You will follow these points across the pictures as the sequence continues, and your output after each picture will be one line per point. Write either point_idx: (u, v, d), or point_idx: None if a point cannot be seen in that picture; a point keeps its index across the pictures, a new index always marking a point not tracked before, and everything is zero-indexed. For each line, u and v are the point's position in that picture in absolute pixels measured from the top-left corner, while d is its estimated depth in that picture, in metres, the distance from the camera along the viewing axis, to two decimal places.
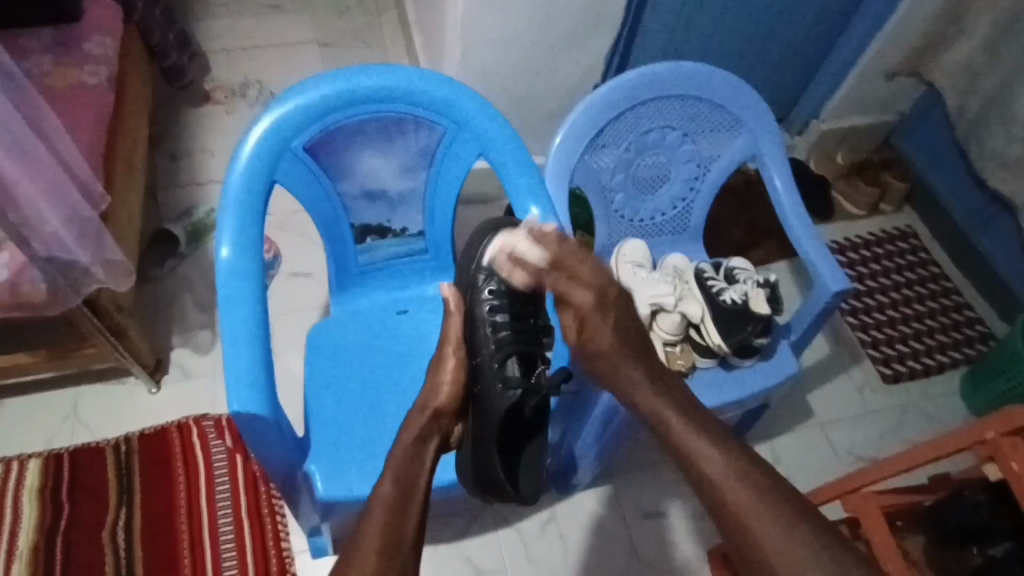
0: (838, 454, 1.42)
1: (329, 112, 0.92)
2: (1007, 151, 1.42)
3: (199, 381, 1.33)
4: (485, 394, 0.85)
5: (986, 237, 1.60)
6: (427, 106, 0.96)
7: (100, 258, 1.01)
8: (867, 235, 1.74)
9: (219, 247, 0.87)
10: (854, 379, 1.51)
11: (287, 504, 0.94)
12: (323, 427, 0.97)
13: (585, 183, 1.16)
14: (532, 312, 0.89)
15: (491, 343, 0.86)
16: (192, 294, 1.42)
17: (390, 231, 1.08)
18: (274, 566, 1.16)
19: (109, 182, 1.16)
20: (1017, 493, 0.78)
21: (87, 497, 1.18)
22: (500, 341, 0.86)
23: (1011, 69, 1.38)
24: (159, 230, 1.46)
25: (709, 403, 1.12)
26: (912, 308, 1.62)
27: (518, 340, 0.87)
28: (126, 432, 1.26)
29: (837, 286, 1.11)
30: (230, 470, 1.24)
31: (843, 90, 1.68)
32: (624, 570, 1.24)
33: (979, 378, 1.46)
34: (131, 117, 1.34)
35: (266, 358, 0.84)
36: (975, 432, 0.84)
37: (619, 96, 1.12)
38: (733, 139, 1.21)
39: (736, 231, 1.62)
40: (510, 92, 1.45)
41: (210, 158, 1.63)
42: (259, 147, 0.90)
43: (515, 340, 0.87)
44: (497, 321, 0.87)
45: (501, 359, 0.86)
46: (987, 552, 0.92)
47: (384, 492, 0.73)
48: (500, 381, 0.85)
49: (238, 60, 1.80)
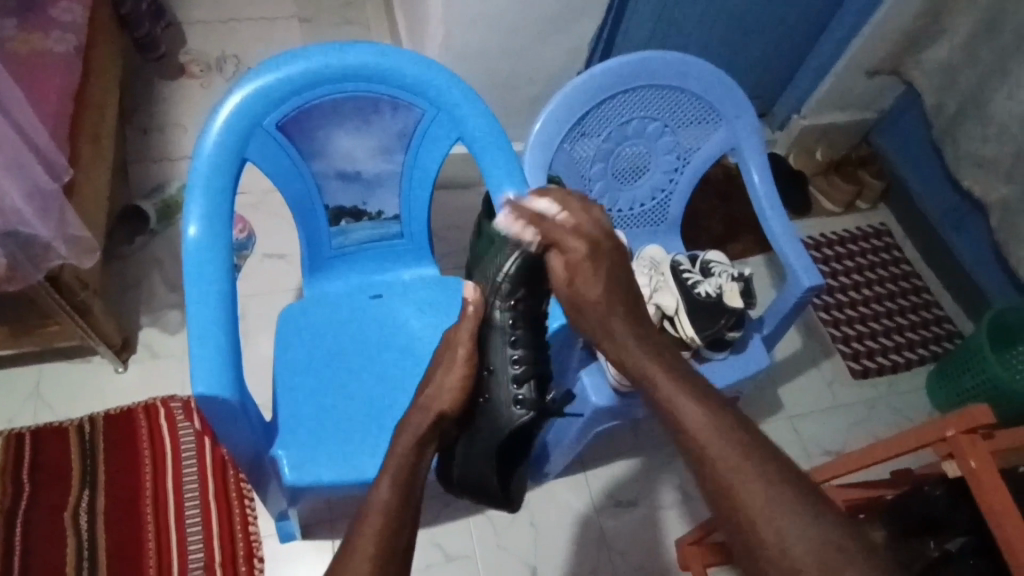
0: (806, 447, 1.44)
1: (303, 90, 0.90)
2: (981, 152, 1.44)
3: (167, 361, 1.31)
4: (491, 406, 0.87)
5: (957, 236, 1.63)
6: (405, 87, 0.94)
7: (63, 234, 0.98)
8: (842, 232, 1.76)
9: (187, 225, 0.85)
10: (825, 373, 1.54)
11: (255, 488, 0.93)
12: (292, 412, 0.96)
13: (564, 171, 1.15)
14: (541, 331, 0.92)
15: (506, 360, 0.88)
16: (162, 272, 1.39)
17: (365, 214, 1.06)
18: (241, 551, 1.15)
19: (74, 155, 1.12)
20: (975, 491, 0.80)
21: (49, 478, 1.16)
22: (518, 360, 0.88)
23: (988, 70, 1.40)
24: (129, 206, 1.43)
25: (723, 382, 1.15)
26: (883, 305, 1.64)
27: (535, 361, 0.89)
28: (90, 412, 1.23)
29: (810, 282, 1.12)
30: (197, 453, 1.22)
31: (825, 86, 1.69)
32: (593, 557, 1.25)
33: (945, 374, 1.49)
34: (99, 87, 1.29)
35: (233, 339, 0.82)
36: (936, 430, 0.85)
37: (600, 84, 1.11)
38: (713, 131, 1.21)
39: (714, 224, 1.62)
40: (493, 76, 1.43)
41: (184, 133, 1.59)
42: (230, 123, 0.88)
43: (531, 360, 0.89)
44: (516, 339, 0.88)
45: (515, 377, 0.87)
46: (944, 545, 0.94)
47: (375, 497, 0.67)
48: (512, 399, 0.87)
49: (215, 33, 1.75)
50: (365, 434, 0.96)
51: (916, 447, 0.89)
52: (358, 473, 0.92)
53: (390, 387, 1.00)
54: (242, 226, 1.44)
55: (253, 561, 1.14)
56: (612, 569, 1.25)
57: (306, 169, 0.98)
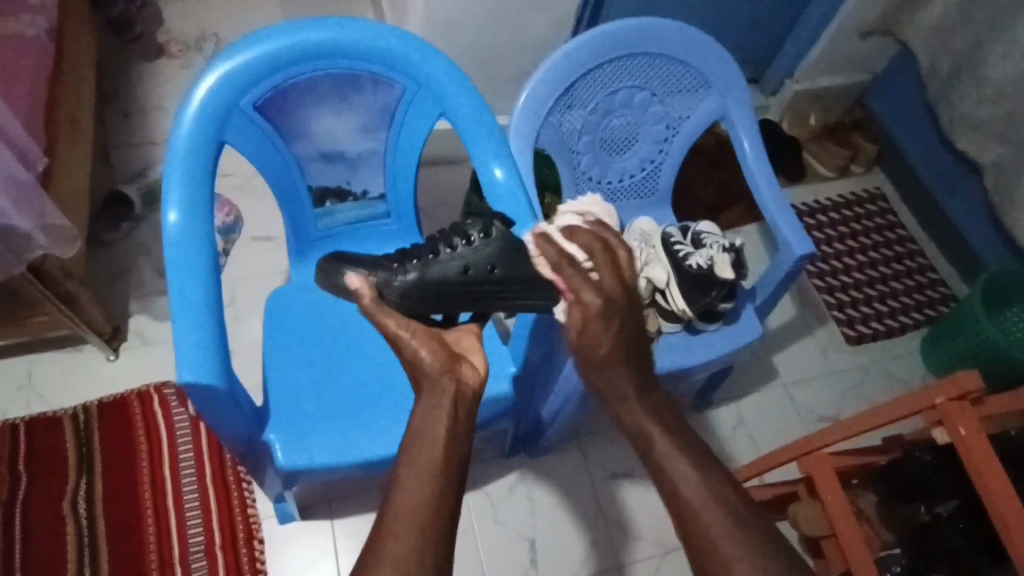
0: (800, 413, 1.45)
1: (280, 69, 0.88)
2: (976, 113, 1.41)
3: (159, 347, 1.30)
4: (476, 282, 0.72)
5: (952, 198, 1.60)
6: (384, 62, 0.91)
7: (41, 223, 0.97)
8: (836, 198, 1.74)
9: (166, 212, 0.83)
10: (818, 340, 1.54)
11: (254, 471, 0.94)
12: (283, 395, 0.95)
13: (552, 145, 1.13)
14: (455, 233, 0.73)
15: (459, 260, 0.72)
16: (148, 258, 1.38)
17: (350, 194, 1.05)
18: (240, 533, 1.16)
19: (49, 144, 1.10)
20: (966, 458, 0.81)
21: (46, 467, 1.16)
22: (469, 252, 0.72)
23: (983, 29, 1.36)
24: (112, 192, 1.41)
25: (664, 365, 1.13)
26: (877, 270, 1.64)
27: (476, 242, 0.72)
28: (83, 401, 1.23)
29: (801, 250, 1.11)
30: (193, 437, 1.23)
31: (818, 48, 1.66)
32: (590, 529, 1.27)
33: (939, 339, 1.48)
34: (73, 71, 1.26)
35: (219, 326, 0.81)
36: (925, 398, 0.85)
37: (586, 53, 1.08)
38: (702, 99, 1.19)
39: (706, 193, 1.61)
40: (478, 49, 1.40)
41: (164, 115, 1.56)
42: (205, 106, 0.85)
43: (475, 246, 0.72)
44: (456, 244, 0.72)
45: (468, 262, 0.71)
46: (934, 510, 0.95)
47: None
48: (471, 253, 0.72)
49: (193, 11, 1.71)
50: (358, 414, 0.95)
51: (906, 414, 0.88)
52: (352, 454, 0.92)
53: (382, 366, 1.00)
54: (228, 210, 1.44)
55: (253, 544, 1.15)
56: (607, 540, 1.26)
57: (287, 151, 0.96)
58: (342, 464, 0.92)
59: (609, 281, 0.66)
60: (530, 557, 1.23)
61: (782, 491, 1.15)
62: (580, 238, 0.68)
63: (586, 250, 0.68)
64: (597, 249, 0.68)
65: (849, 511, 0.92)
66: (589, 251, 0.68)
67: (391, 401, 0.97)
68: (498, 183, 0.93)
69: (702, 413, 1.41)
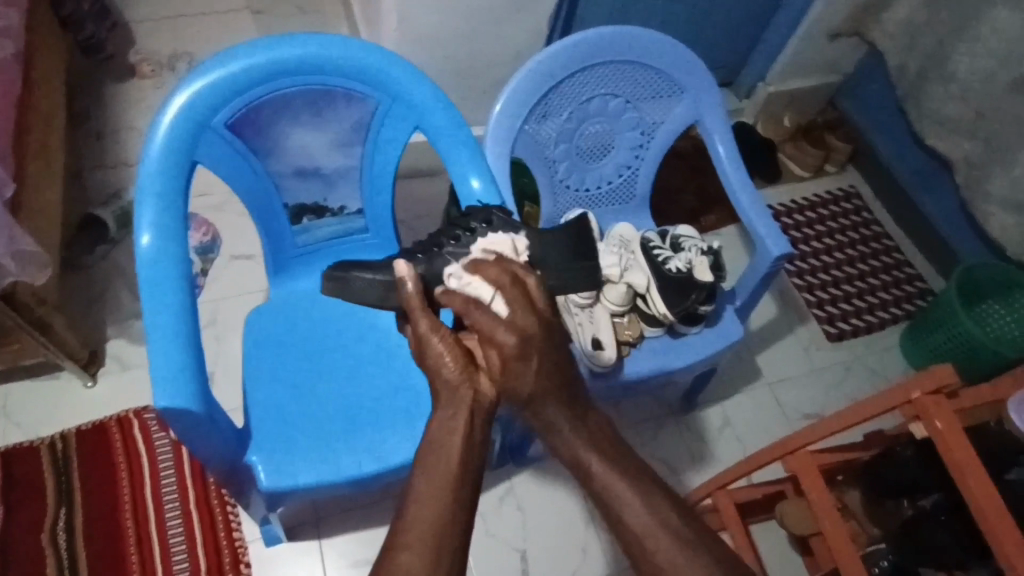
0: (786, 412, 1.46)
1: (250, 87, 0.87)
2: (943, 110, 1.44)
3: (138, 372, 1.28)
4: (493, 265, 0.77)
5: (925, 194, 1.63)
6: (357, 77, 0.91)
7: (11, 250, 0.95)
8: (813, 197, 1.76)
9: (139, 234, 0.82)
10: (801, 338, 1.55)
11: (236, 494, 0.92)
12: (265, 416, 0.94)
13: (529, 154, 1.13)
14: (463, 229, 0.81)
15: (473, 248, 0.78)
16: (126, 281, 1.36)
17: (327, 210, 1.05)
18: (226, 557, 1.14)
19: (19, 169, 1.08)
20: (945, 452, 0.82)
21: (23, 498, 1.14)
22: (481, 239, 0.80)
23: (947, 28, 1.39)
24: (87, 215, 1.39)
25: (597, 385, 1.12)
26: (856, 267, 1.66)
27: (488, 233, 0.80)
28: (61, 429, 1.21)
29: (778, 251, 1.12)
30: (175, 461, 1.21)
31: (789, 51, 1.68)
32: (582, 537, 1.26)
33: (918, 333, 1.50)
34: (42, 95, 1.25)
35: (196, 347, 0.80)
36: (903, 393, 0.86)
37: (559, 63, 1.09)
38: (676, 105, 1.20)
39: (684, 197, 1.62)
40: (453, 61, 1.40)
41: (138, 135, 1.54)
42: (176, 126, 0.84)
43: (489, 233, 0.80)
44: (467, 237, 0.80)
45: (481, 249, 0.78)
46: (918, 504, 0.96)
47: None
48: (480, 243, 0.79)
49: (166, 30, 1.70)
50: (341, 432, 0.94)
51: (886, 410, 0.89)
52: (337, 472, 0.91)
53: (366, 382, 1.00)
54: (205, 229, 1.45)
55: (240, 568, 1.14)
56: (598, 548, 1.26)
57: (261, 169, 0.96)
58: (327, 483, 0.91)
59: (522, 318, 0.63)
60: (522, 568, 1.22)
61: (770, 490, 1.16)
62: (488, 273, 0.66)
63: (490, 286, 0.65)
64: (504, 282, 0.65)
65: (835, 508, 0.93)
66: (495, 287, 0.65)
67: (374, 418, 0.96)
68: (475, 195, 0.93)
69: (689, 416, 1.41)
